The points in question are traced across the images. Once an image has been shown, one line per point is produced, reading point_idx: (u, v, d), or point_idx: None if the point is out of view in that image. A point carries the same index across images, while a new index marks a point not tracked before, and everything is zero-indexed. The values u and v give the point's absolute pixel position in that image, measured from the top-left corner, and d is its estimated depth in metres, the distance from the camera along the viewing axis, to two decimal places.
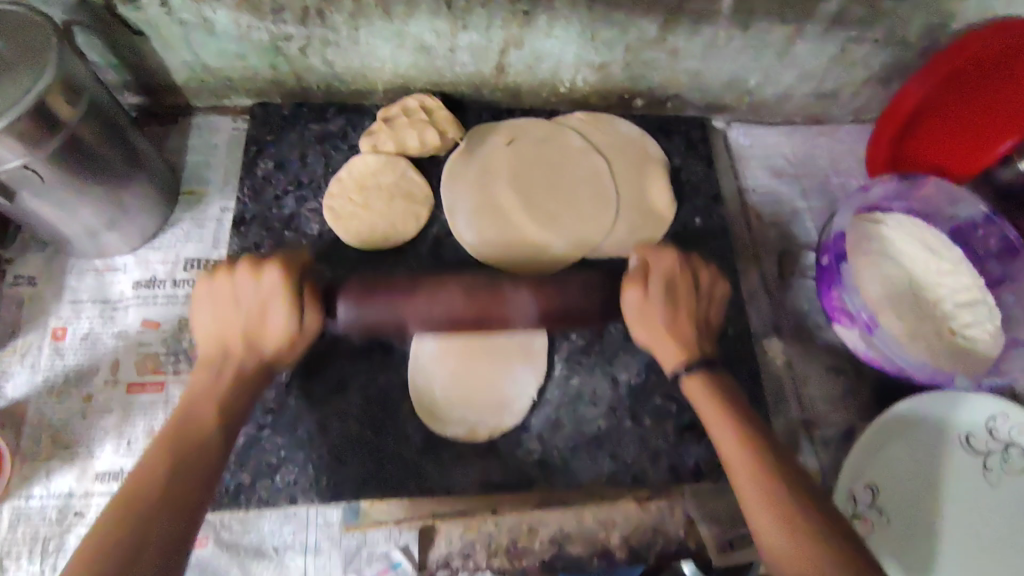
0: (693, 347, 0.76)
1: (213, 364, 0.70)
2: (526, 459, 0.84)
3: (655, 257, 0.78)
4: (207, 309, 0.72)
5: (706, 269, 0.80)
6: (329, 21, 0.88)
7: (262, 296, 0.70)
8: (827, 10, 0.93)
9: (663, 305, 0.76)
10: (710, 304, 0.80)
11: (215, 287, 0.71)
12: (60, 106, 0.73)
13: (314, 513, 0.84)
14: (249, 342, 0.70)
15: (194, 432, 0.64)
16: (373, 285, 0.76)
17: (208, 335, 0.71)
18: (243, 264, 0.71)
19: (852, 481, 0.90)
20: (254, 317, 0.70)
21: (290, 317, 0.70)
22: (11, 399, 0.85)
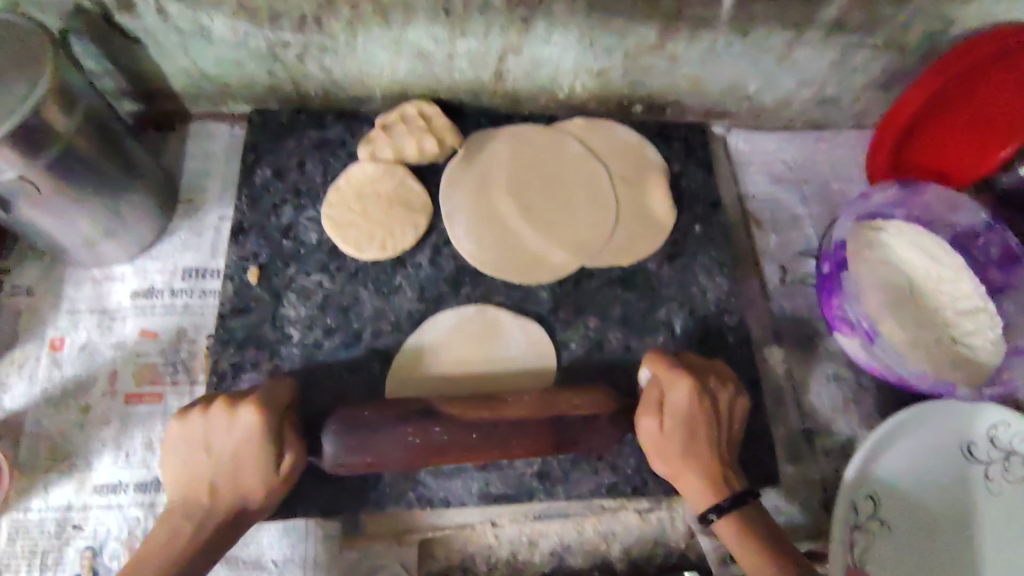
0: (718, 480, 0.75)
1: (174, 512, 0.68)
2: (526, 470, 0.83)
3: (670, 389, 0.77)
4: (179, 452, 0.71)
5: (724, 391, 0.79)
6: (327, 28, 0.87)
7: (233, 445, 0.70)
8: (828, 16, 0.92)
9: (681, 434, 0.76)
10: (730, 420, 0.79)
11: (186, 428, 0.71)
12: (56, 116, 0.73)
13: (313, 525, 0.83)
14: (217, 488, 0.69)
15: None
16: (364, 433, 0.74)
17: (176, 479, 0.70)
18: (217, 401, 0.72)
19: (854, 491, 0.88)
20: (224, 469, 0.69)
21: (265, 464, 0.70)
22: (9, 411, 0.85)
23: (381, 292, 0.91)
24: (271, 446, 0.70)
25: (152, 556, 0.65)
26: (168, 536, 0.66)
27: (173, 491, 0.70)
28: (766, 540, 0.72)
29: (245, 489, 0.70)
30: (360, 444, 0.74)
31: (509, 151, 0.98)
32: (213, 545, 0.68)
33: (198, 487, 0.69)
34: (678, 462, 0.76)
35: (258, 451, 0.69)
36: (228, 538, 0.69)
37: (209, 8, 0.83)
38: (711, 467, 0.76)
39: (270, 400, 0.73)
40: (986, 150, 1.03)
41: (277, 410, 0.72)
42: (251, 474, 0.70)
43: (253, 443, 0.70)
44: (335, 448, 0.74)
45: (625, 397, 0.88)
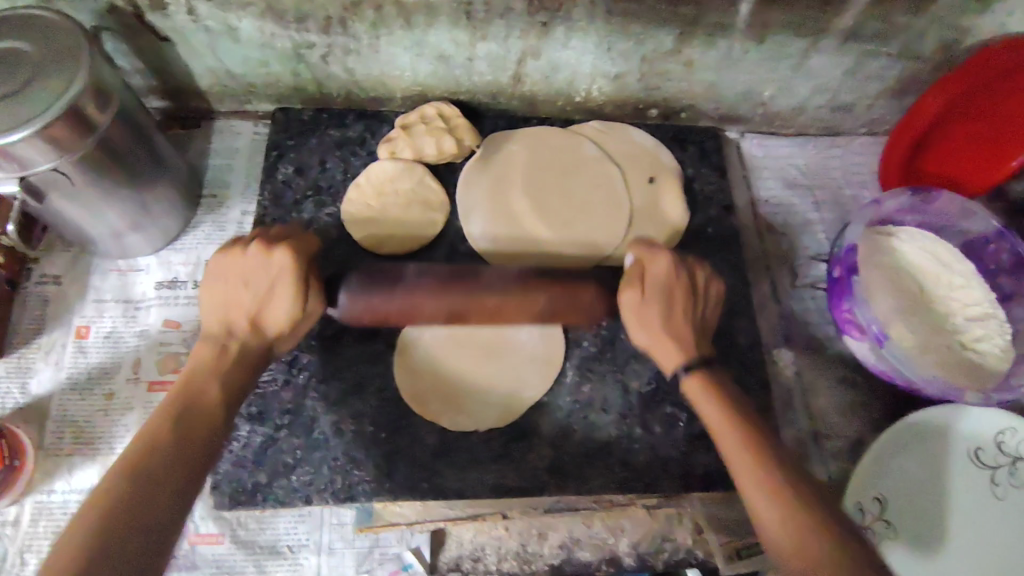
0: (689, 341, 0.76)
1: (216, 341, 0.69)
2: (538, 464, 0.85)
3: (652, 264, 0.78)
4: (219, 288, 0.71)
5: (701, 269, 0.81)
6: (351, 30, 0.89)
7: (270, 280, 0.70)
8: (842, 25, 0.93)
9: (660, 303, 0.77)
10: (705, 300, 0.80)
11: (224, 266, 0.71)
12: (91, 111, 0.75)
13: (329, 512, 0.86)
14: (255, 323, 0.71)
15: (199, 416, 0.64)
16: (374, 290, 0.78)
17: (214, 311, 0.71)
18: (254, 242, 0.71)
19: (861, 493, 0.90)
20: (262, 300, 0.70)
21: (295, 303, 0.71)
22: (35, 395, 0.87)
23: None
24: (299, 286, 0.70)
25: (212, 394, 0.66)
26: (213, 360, 0.68)
27: (209, 319, 0.71)
28: (739, 406, 0.70)
29: (275, 327, 0.71)
30: (369, 305, 0.77)
31: (525, 152, 1.00)
32: (245, 364, 0.69)
33: (235, 314, 0.70)
34: (658, 331, 0.76)
35: (292, 288, 0.70)
36: (259, 371, 0.72)
37: (239, 9, 0.86)
38: (682, 330, 0.77)
39: (303, 247, 0.73)
40: (996, 159, 1.01)
41: (308, 257, 0.73)
42: (282, 313, 0.71)
43: (288, 283, 0.70)
44: (350, 303, 0.77)
45: (636, 395, 0.89)
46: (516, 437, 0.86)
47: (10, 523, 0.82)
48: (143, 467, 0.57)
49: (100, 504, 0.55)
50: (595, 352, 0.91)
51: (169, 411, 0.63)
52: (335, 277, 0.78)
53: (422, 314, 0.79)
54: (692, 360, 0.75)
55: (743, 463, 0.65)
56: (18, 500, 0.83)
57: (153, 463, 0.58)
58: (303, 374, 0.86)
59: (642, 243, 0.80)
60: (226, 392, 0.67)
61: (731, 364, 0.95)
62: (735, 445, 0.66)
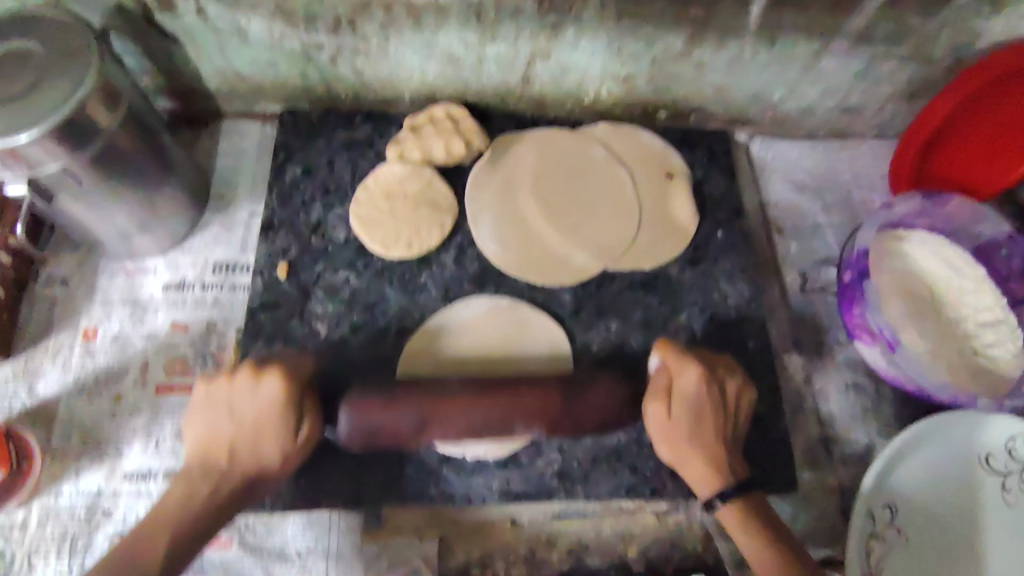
0: (723, 465, 0.76)
1: (192, 476, 0.70)
2: (547, 470, 0.84)
3: (680, 372, 0.78)
4: (203, 414, 0.72)
5: (732, 378, 0.80)
6: (360, 31, 0.89)
7: (256, 410, 0.71)
8: (854, 28, 0.93)
9: (687, 423, 0.77)
10: (737, 419, 0.80)
11: (212, 393, 0.73)
12: (99, 111, 0.75)
13: (337, 517, 0.85)
14: (234, 459, 0.70)
15: (135, 567, 0.63)
16: (379, 404, 0.75)
17: (196, 442, 0.72)
18: (242, 367, 0.73)
19: (871, 500, 0.89)
20: (245, 438, 0.71)
21: (282, 442, 0.71)
22: (42, 398, 0.87)
23: (407, 290, 0.92)
24: (288, 416, 0.71)
25: (165, 538, 0.66)
26: (184, 495, 0.68)
27: (191, 449, 0.71)
28: (764, 518, 0.74)
29: (258, 461, 0.71)
30: (367, 432, 0.75)
31: (534, 154, 1.00)
32: (219, 505, 0.69)
33: (218, 443, 0.71)
34: (683, 450, 0.77)
35: (279, 416, 0.71)
36: (240, 501, 0.71)
37: (249, 10, 0.85)
38: (718, 457, 0.76)
39: (296, 371, 0.74)
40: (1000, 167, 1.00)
41: (301, 381, 0.74)
42: (268, 454, 0.71)
43: (274, 410, 0.71)
44: (351, 425, 0.75)
45: None
46: (524, 441, 0.85)
47: (18, 526, 0.82)
48: None
49: None
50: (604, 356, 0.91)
51: (119, 560, 0.63)
52: (339, 396, 0.77)
53: (434, 429, 0.76)
54: (727, 485, 0.75)
55: None
56: (26, 502, 0.82)
57: None
58: None
59: (666, 352, 0.80)
60: (174, 550, 0.66)
61: (741, 369, 0.95)
62: (772, 565, 0.71)
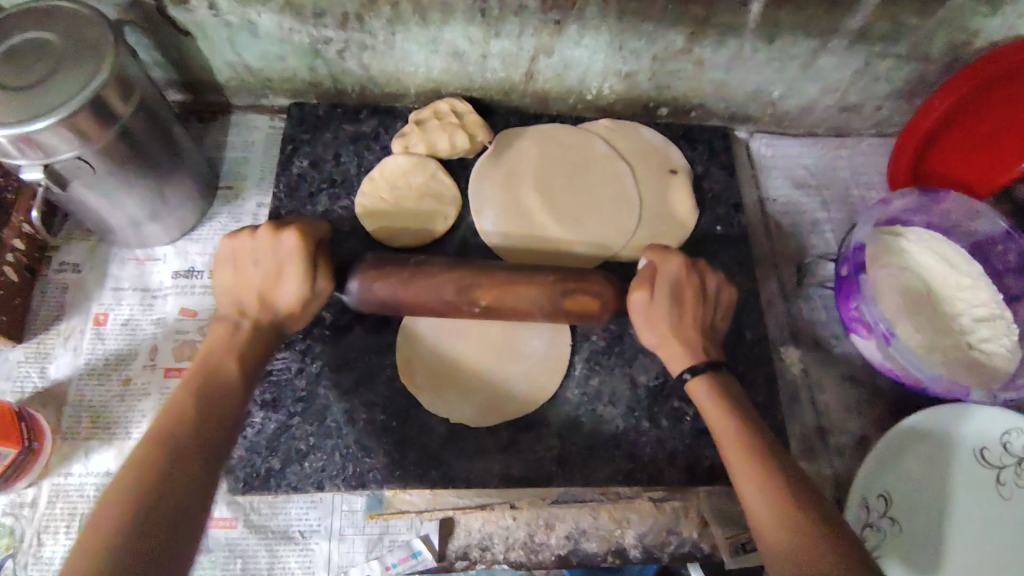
0: (696, 344, 0.79)
1: (227, 323, 0.73)
2: (546, 455, 0.86)
3: (664, 262, 0.80)
4: (231, 273, 0.75)
5: (713, 274, 0.82)
6: (368, 26, 0.91)
7: (280, 257, 0.74)
8: (851, 26, 0.94)
9: (668, 308, 0.79)
10: (716, 309, 0.82)
11: (238, 246, 0.75)
12: (115, 101, 0.77)
13: (339, 499, 0.87)
14: (264, 301, 0.74)
15: (215, 412, 0.65)
16: (396, 275, 0.80)
17: (224, 294, 0.75)
18: (264, 227, 0.75)
19: (864, 490, 0.91)
20: (269, 278, 0.74)
21: (300, 287, 0.73)
22: (53, 380, 0.89)
23: None
24: (308, 267, 0.73)
25: (219, 378, 0.68)
26: (226, 338, 0.72)
27: (223, 301, 0.75)
28: (746, 415, 0.72)
29: (284, 306, 0.74)
30: (377, 295, 0.80)
31: (536, 148, 1.02)
32: (256, 341, 0.73)
33: (246, 295, 0.74)
34: (664, 331, 0.79)
35: (299, 265, 0.73)
36: (270, 346, 0.75)
37: (259, 4, 0.87)
38: (691, 338, 0.79)
39: (314, 232, 0.76)
40: (1002, 164, 1.04)
41: (318, 238, 0.76)
42: (291, 293, 0.74)
43: (294, 258, 0.73)
44: (362, 290, 0.79)
45: (644, 389, 0.90)
46: (524, 427, 0.87)
47: (27, 505, 0.84)
48: (146, 475, 0.57)
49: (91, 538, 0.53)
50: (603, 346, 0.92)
51: (188, 388, 0.66)
52: (347, 263, 0.81)
53: (437, 308, 0.80)
54: (701, 368, 0.77)
55: (750, 488, 0.66)
56: (36, 482, 0.84)
57: (141, 478, 0.57)
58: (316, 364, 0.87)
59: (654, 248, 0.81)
60: (240, 385, 0.69)
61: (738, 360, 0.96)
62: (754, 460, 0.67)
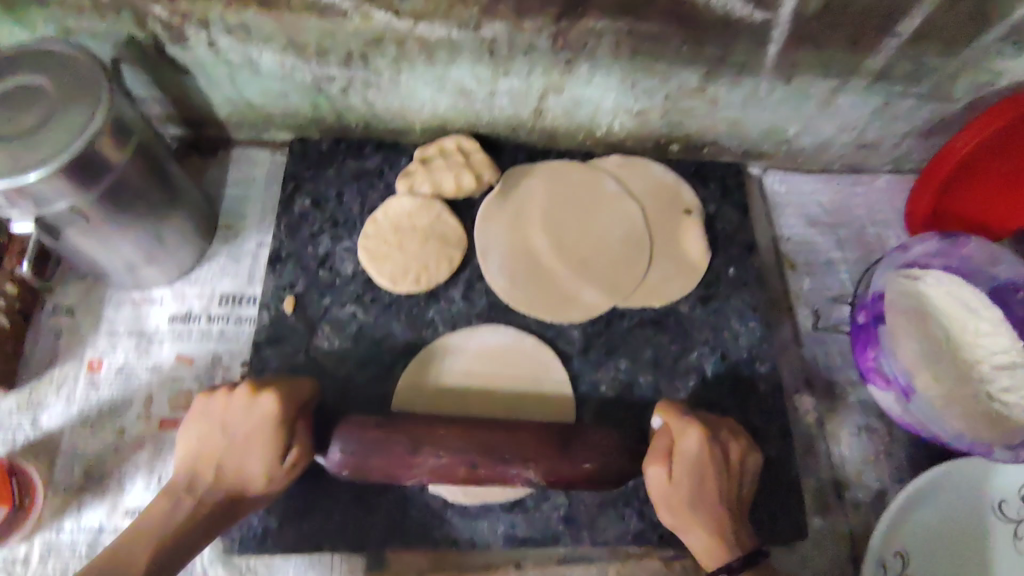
0: (724, 528, 0.75)
1: (179, 486, 0.72)
2: (553, 514, 0.83)
3: (681, 435, 0.77)
4: (195, 429, 0.74)
5: (736, 442, 0.79)
6: (372, 65, 0.88)
7: (248, 427, 0.72)
8: (872, 67, 0.91)
9: (690, 485, 0.76)
10: (740, 479, 0.79)
11: (210, 405, 0.74)
12: (109, 148, 0.74)
13: (339, 560, 0.83)
14: (220, 471, 0.72)
15: (121, 569, 0.65)
16: (378, 440, 0.77)
17: (188, 452, 0.73)
18: (242, 386, 0.74)
19: (884, 549, 0.87)
20: (235, 450, 0.72)
21: (271, 460, 0.72)
22: (45, 430, 0.86)
23: (413, 325, 0.91)
24: (280, 436, 0.72)
25: (149, 548, 0.67)
26: (163, 511, 0.70)
27: (179, 464, 0.73)
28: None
29: (245, 479, 0.73)
30: (358, 464, 0.77)
31: (544, 188, 0.99)
32: (199, 520, 0.71)
33: (206, 463, 0.72)
34: (687, 512, 0.75)
35: (269, 440, 0.72)
36: (223, 522, 0.73)
37: (260, 43, 0.84)
38: (720, 521, 0.75)
39: (293, 394, 0.75)
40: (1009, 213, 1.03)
41: (296, 403, 0.75)
42: (256, 468, 0.72)
43: (266, 429, 0.72)
44: (346, 450, 0.77)
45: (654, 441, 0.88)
46: (530, 484, 0.84)
47: (20, 561, 0.81)
48: None
49: None
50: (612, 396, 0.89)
51: (111, 551, 0.67)
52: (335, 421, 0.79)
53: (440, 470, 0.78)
54: (732, 551, 0.74)
55: None
56: (29, 537, 0.82)
57: None
58: (315, 416, 0.85)
59: (666, 407, 0.80)
60: (160, 557, 0.67)
61: (753, 410, 0.94)
62: None
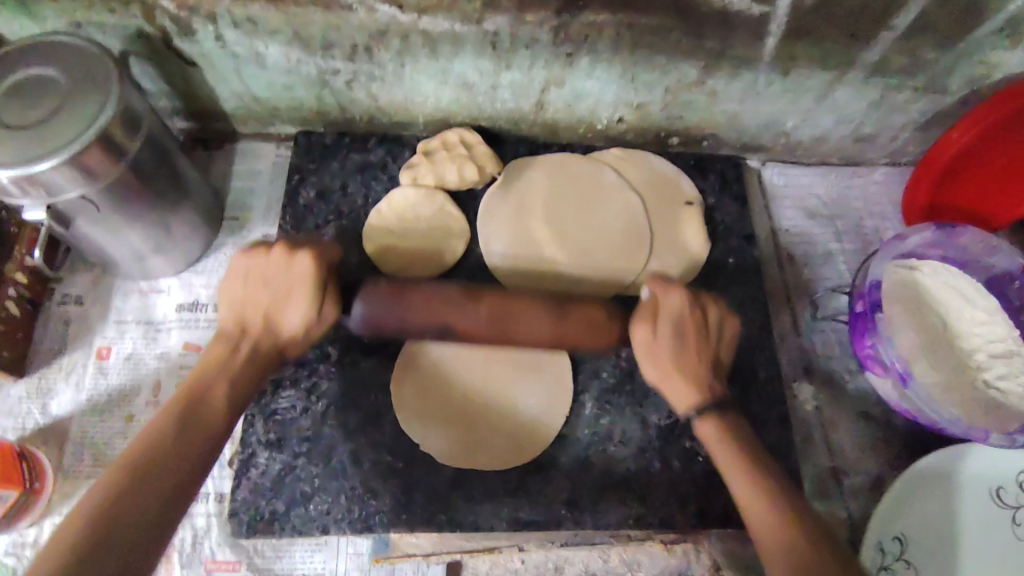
0: (703, 379, 0.77)
1: (228, 363, 0.71)
2: (555, 498, 0.84)
3: (664, 296, 0.79)
4: (236, 284, 0.74)
5: (716, 307, 0.80)
6: (377, 58, 0.89)
7: (291, 280, 0.72)
8: (867, 60, 0.92)
9: (671, 337, 0.77)
10: (719, 343, 0.80)
11: (251, 261, 0.74)
12: (119, 139, 0.76)
13: (345, 541, 0.86)
14: (269, 318, 0.73)
15: (201, 425, 0.66)
16: (397, 291, 0.78)
17: (229, 310, 0.74)
18: (280, 244, 0.74)
19: (881, 532, 0.88)
20: (278, 302, 0.73)
21: (310, 305, 0.73)
22: (55, 417, 0.88)
23: None
24: (317, 294, 0.73)
25: (220, 397, 0.69)
26: (220, 358, 0.71)
27: (226, 315, 0.74)
28: (743, 438, 0.74)
29: (281, 336, 0.74)
30: (383, 322, 0.78)
31: (545, 180, 1.00)
32: (250, 372, 0.72)
33: (252, 351, 0.73)
34: (666, 367, 0.77)
35: (308, 292, 0.72)
36: (260, 390, 0.74)
37: (266, 36, 0.86)
38: (696, 368, 0.77)
39: (326, 253, 0.75)
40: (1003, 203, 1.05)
41: (330, 264, 0.75)
42: (297, 312, 0.73)
43: (305, 282, 0.72)
44: (366, 311, 0.77)
45: (654, 428, 0.89)
46: (533, 469, 0.85)
47: (29, 545, 0.82)
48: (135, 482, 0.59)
49: (84, 513, 0.56)
50: (613, 384, 0.91)
51: (179, 399, 0.67)
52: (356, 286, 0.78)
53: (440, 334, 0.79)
54: (708, 424, 0.75)
55: None
56: (38, 521, 0.83)
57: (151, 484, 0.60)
58: (321, 403, 0.86)
59: (655, 280, 0.80)
60: (233, 398, 0.70)
61: (752, 397, 0.95)
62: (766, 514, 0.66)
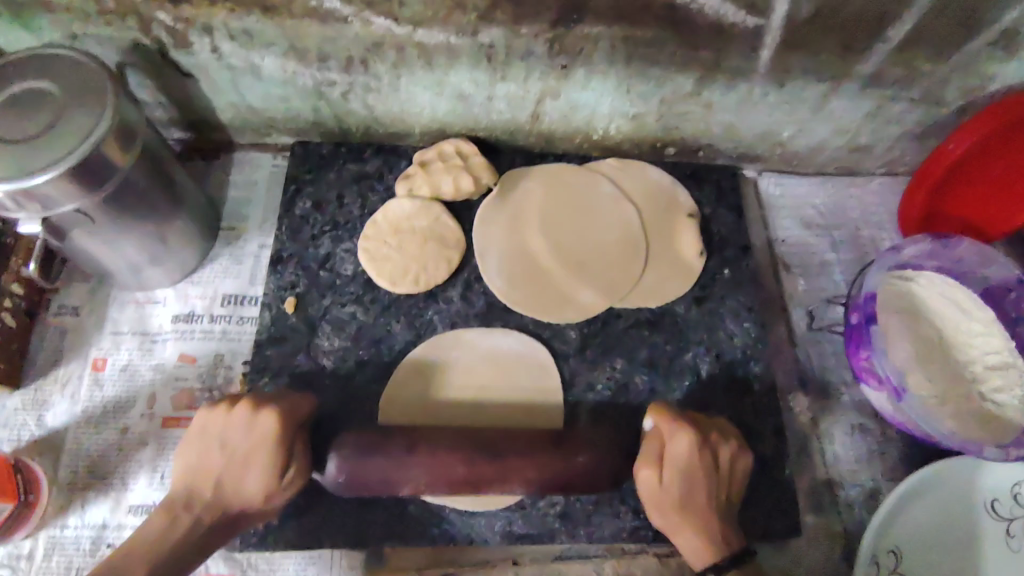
0: (713, 532, 0.75)
1: (178, 503, 0.71)
2: (549, 511, 0.84)
3: (671, 441, 0.77)
4: (193, 450, 0.73)
5: (727, 444, 0.79)
6: (372, 70, 0.90)
7: (248, 444, 0.72)
8: (862, 72, 0.92)
9: (678, 499, 0.75)
10: (729, 481, 0.79)
11: (207, 426, 0.73)
12: (114, 153, 0.76)
13: (338, 554, 0.85)
14: (218, 496, 0.71)
15: None
16: (374, 445, 0.77)
17: (183, 477, 0.72)
18: (241, 403, 0.73)
19: (876, 546, 0.88)
20: (234, 468, 0.72)
21: (267, 478, 0.71)
22: (50, 428, 0.88)
23: (412, 325, 0.93)
24: (275, 463, 0.71)
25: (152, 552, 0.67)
26: (162, 529, 0.69)
27: (178, 482, 0.72)
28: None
29: (247, 500, 0.72)
30: (357, 480, 0.76)
31: (541, 191, 1.00)
32: (190, 547, 0.70)
33: (207, 480, 0.72)
34: (677, 517, 0.75)
35: (268, 450, 0.71)
36: (222, 536, 0.73)
37: (262, 49, 0.86)
38: (705, 519, 0.75)
39: (292, 411, 0.74)
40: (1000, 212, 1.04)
41: (296, 420, 0.74)
42: (252, 488, 0.72)
43: (267, 448, 0.71)
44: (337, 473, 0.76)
45: None
46: None
47: (24, 557, 0.82)
48: None
49: None
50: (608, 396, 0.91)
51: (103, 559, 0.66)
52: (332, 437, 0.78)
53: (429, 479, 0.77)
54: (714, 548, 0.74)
55: None
56: (33, 533, 0.83)
57: None
58: None
59: (660, 417, 0.78)
60: (166, 559, 0.68)
61: (746, 409, 0.95)
62: None
